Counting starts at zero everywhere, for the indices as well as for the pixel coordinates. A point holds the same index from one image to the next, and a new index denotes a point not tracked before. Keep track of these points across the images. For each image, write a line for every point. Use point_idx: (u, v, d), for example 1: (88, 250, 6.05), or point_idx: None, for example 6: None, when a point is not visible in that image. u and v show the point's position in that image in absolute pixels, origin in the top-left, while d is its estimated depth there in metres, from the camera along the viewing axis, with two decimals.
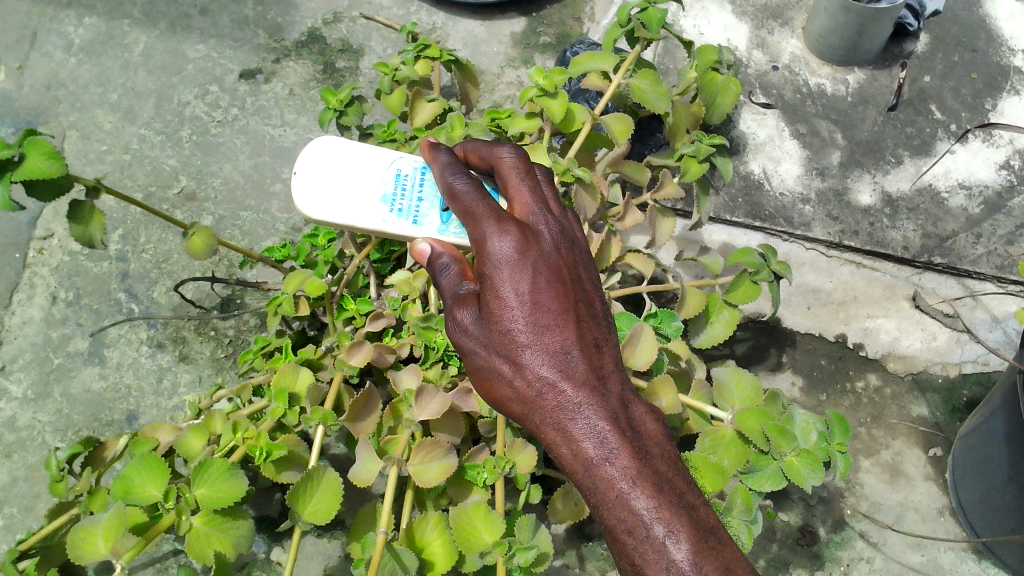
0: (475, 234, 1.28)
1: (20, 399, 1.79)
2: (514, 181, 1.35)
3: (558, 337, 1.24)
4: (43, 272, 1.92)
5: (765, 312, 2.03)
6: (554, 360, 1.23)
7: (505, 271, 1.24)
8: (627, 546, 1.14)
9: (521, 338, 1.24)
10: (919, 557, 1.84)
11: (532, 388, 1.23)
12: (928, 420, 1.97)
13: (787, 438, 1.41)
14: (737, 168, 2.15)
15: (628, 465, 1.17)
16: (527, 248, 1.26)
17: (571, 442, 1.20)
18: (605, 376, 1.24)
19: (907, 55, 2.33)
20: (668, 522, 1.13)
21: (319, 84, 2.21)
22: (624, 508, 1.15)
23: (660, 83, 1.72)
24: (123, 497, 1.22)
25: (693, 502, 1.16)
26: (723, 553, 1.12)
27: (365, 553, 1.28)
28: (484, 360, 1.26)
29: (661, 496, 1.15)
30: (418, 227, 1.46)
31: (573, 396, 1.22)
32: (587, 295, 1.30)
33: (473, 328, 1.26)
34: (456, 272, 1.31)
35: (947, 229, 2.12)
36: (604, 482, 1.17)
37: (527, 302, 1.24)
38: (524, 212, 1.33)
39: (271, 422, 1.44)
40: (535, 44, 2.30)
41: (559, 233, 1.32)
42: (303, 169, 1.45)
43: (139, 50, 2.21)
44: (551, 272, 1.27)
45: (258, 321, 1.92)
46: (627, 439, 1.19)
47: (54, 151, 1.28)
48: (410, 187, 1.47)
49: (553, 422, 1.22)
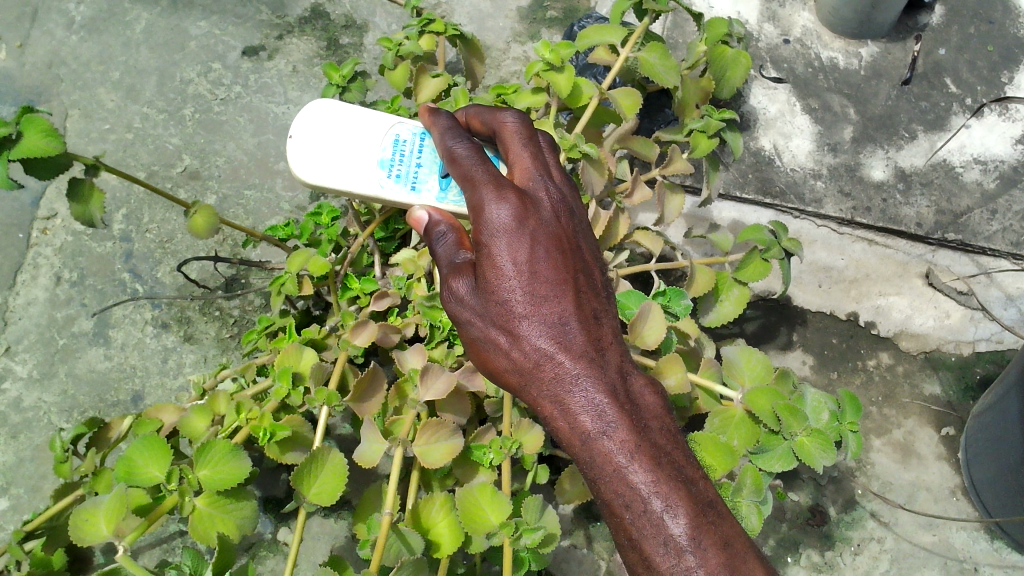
0: (473, 201, 1.26)
1: (26, 379, 1.78)
2: (515, 146, 1.33)
3: (556, 307, 1.22)
4: (47, 252, 1.90)
5: (775, 290, 2.00)
6: (551, 332, 1.21)
7: (502, 240, 1.23)
8: (624, 520, 1.12)
9: (518, 308, 1.22)
10: (930, 537, 1.82)
11: (529, 360, 1.21)
12: (941, 398, 1.95)
13: (798, 418, 1.37)
14: (748, 144, 2.11)
15: (626, 438, 1.15)
16: (525, 216, 1.24)
17: (568, 414, 1.18)
18: (604, 348, 1.22)
19: (922, 27, 2.27)
20: (666, 496, 1.11)
21: (323, 61, 2.18)
22: (621, 482, 1.13)
23: (669, 56, 1.68)
24: (125, 479, 1.21)
25: (692, 475, 1.14)
26: (722, 527, 1.11)
27: (371, 534, 1.29)
28: (480, 331, 1.24)
29: (659, 470, 1.13)
30: (416, 194, 1.43)
31: (570, 368, 1.20)
32: (585, 264, 1.28)
33: (469, 298, 1.24)
34: (452, 241, 1.29)
35: (961, 205, 2.09)
36: (601, 456, 1.15)
37: (524, 272, 1.22)
38: (524, 179, 1.31)
39: (276, 402, 1.43)
40: (542, 19, 2.26)
41: (558, 201, 1.30)
42: (297, 132, 1.43)
43: (141, 27, 2.17)
44: (550, 242, 1.25)
45: (263, 301, 1.91)
46: (625, 412, 1.17)
47: (52, 129, 1.26)
48: (408, 153, 1.45)
49: (550, 394, 1.20)
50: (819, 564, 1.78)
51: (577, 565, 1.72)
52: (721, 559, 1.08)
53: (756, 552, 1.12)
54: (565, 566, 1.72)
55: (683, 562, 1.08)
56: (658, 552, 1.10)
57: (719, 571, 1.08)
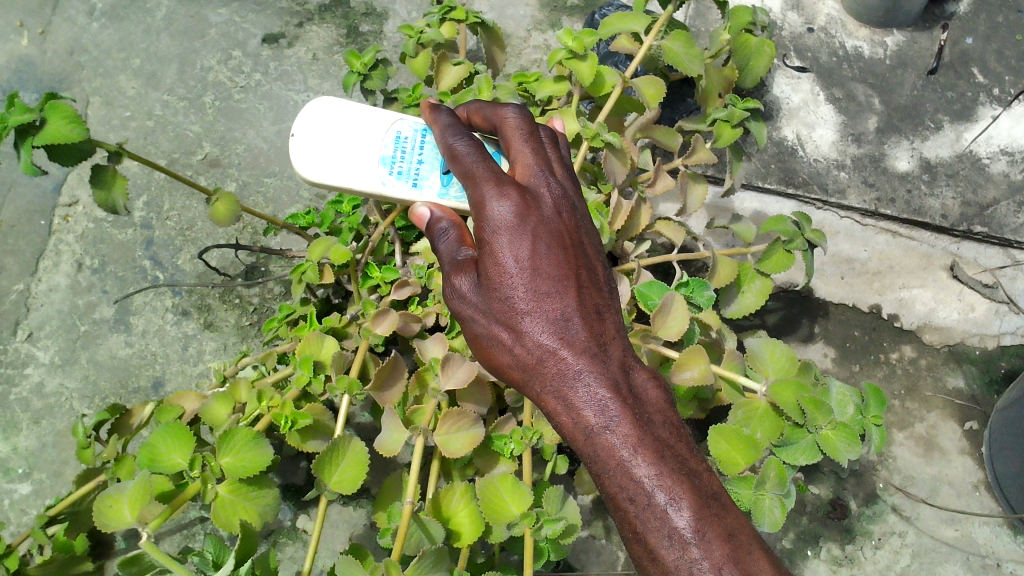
0: (475, 198, 1.26)
1: (48, 365, 1.79)
2: (517, 141, 1.32)
3: (557, 304, 1.22)
4: (68, 239, 1.90)
5: (798, 282, 1.97)
6: (553, 327, 1.21)
7: (504, 236, 1.22)
8: (628, 514, 1.11)
9: (520, 305, 1.21)
10: (952, 532, 1.80)
11: (532, 356, 1.21)
12: (964, 392, 1.93)
13: (823, 411, 1.35)
14: (771, 134, 2.09)
15: (629, 432, 1.14)
16: (526, 212, 1.24)
17: (572, 409, 1.18)
18: (607, 343, 1.22)
19: (949, 15, 2.24)
20: (670, 489, 1.10)
21: (343, 48, 2.17)
22: (625, 476, 1.12)
23: (694, 44, 1.66)
24: (149, 465, 1.23)
25: (696, 468, 1.13)
26: (726, 519, 1.10)
27: (391, 523, 1.29)
28: (483, 327, 1.24)
29: (663, 463, 1.12)
30: (418, 190, 1.43)
31: (573, 364, 1.19)
32: (588, 260, 1.27)
33: (471, 295, 1.24)
34: (454, 237, 1.28)
35: (987, 197, 2.06)
36: (604, 451, 1.14)
37: (526, 268, 1.22)
38: (526, 174, 1.29)
39: (297, 391, 1.43)
40: (563, 6, 2.24)
41: (561, 196, 1.29)
42: (300, 130, 1.43)
43: (162, 14, 2.16)
44: (551, 238, 1.24)
45: (283, 289, 1.91)
46: (628, 406, 1.16)
47: (76, 115, 1.26)
48: (410, 149, 1.44)
49: (553, 389, 1.20)
50: (839, 558, 1.77)
51: (595, 556, 1.72)
52: (725, 551, 1.07)
53: (762, 544, 1.10)
54: (584, 557, 1.71)
55: (688, 554, 1.07)
56: (662, 545, 1.09)
57: (724, 563, 1.06)
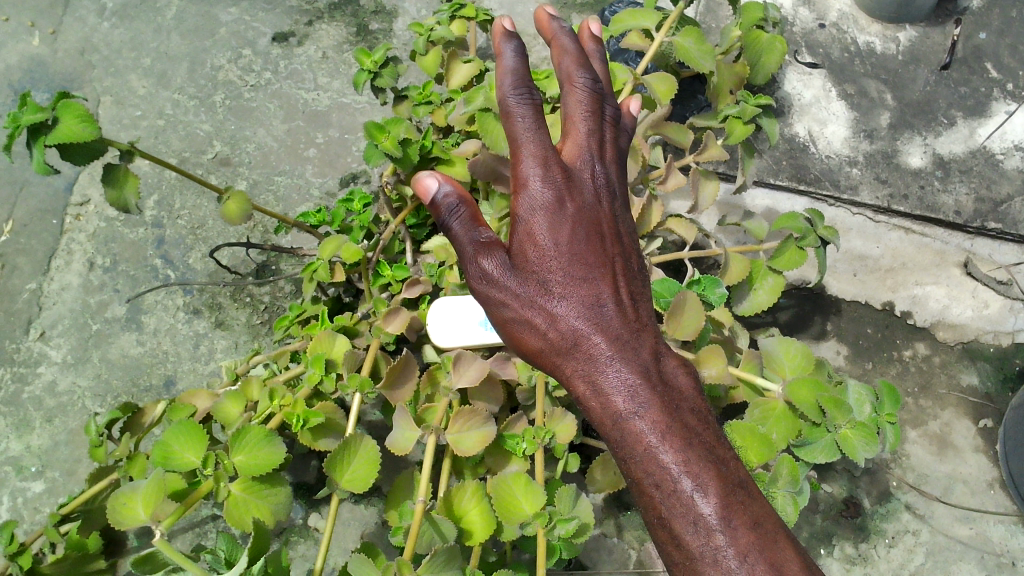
0: (516, 176, 1.25)
1: (60, 364, 1.80)
2: (575, 117, 1.29)
3: (591, 290, 1.21)
4: (80, 238, 1.91)
5: (810, 279, 1.97)
6: (587, 313, 1.20)
7: (541, 219, 1.22)
8: (653, 499, 1.09)
9: (553, 288, 1.21)
10: (967, 530, 1.79)
11: (565, 339, 1.20)
12: (979, 390, 1.91)
13: (843, 409, 1.36)
14: (782, 130, 2.08)
15: (657, 419, 1.12)
16: (565, 197, 1.23)
17: (601, 394, 1.16)
18: (640, 330, 1.20)
19: (962, 11, 2.22)
20: (697, 475, 1.08)
21: (353, 47, 2.16)
22: (651, 461, 1.10)
23: (705, 40, 1.65)
24: (163, 463, 1.23)
25: (724, 456, 1.11)
26: (752, 507, 1.07)
27: (403, 522, 1.28)
28: (515, 310, 1.22)
29: (690, 450, 1.10)
30: None
31: (605, 349, 1.18)
32: (624, 249, 1.27)
33: (503, 275, 1.22)
34: (468, 216, 1.23)
35: (1002, 193, 2.05)
36: (632, 436, 1.12)
37: (563, 254, 1.22)
38: (573, 155, 1.28)
39: (309, 389, 1.43)
40: (573, 3, 2.23)
41: (602, 183, 1.28)
42: None
43: (172, 13, 2.17)
44: (588, 225, 1.24)
45: (293, 288, 1.91)
46: (658, 392, 1.14)
47: (88, 114, 1.26)
48: None
49: (583, 372, 1.19)
50: (853, 556, 1.76)
51: (607, 554, 1.71)
52: (751, 538, 1.05)
53: (789, 535, 1.08)
54: (596, 555, 1.71)
55: (712, 541, 1.05)
56: (686, 531, 1.06)
57: (749, 550, 1.04)
